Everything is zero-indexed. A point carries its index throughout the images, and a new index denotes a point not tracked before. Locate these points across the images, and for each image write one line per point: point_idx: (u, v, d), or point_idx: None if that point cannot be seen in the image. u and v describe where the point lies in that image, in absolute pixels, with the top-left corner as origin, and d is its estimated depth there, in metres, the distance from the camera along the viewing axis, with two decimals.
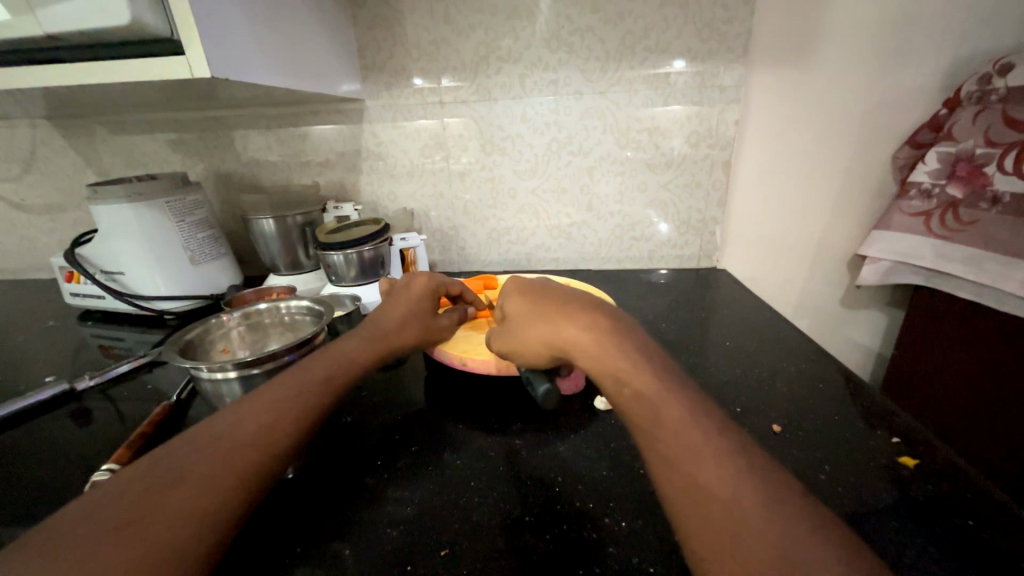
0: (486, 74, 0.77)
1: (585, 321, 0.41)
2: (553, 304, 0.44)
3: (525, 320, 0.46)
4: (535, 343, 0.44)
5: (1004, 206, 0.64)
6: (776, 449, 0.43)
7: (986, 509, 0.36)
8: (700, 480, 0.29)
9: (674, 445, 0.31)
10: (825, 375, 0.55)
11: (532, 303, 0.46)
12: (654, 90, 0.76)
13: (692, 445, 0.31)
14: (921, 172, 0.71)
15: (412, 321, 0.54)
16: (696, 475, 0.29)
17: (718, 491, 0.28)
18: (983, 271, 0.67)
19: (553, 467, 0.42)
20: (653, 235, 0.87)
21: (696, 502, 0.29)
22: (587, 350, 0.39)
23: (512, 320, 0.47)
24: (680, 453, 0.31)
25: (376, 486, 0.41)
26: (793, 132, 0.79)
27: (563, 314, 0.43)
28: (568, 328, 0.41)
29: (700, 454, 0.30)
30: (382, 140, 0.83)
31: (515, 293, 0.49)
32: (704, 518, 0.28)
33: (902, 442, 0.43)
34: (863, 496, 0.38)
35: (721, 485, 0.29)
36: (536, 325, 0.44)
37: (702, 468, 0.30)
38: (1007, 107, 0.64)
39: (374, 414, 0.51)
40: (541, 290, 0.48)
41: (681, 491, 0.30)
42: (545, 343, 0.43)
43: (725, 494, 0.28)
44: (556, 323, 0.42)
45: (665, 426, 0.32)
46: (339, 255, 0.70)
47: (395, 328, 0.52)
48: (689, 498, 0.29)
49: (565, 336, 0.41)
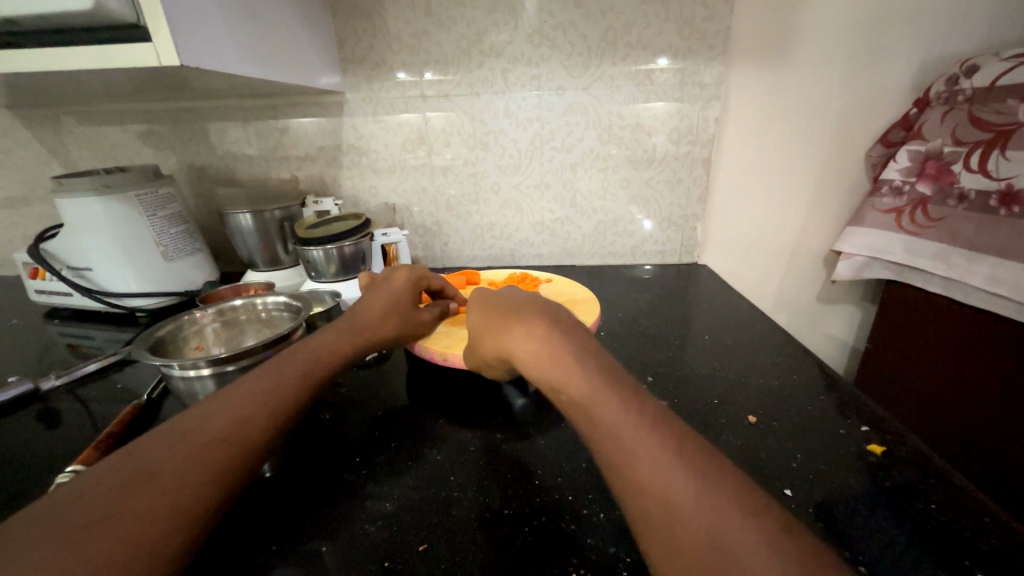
0: (469, 68, 0.77)
1: (522, 326, 0.41)
2: (497, 311, 0.45)
3: (477, 331, 0.46)
4: (490, 355, 0.45)
5: (969, 203, 0.67)
6: (752, 439, 0.44)
7: (947, 493, 0.38)
8: (641, 483, 0.29)
9: (625, 442, 0.31)
10: (801, 368, 0.56)
11: (483, 310, 0.47)
12: (637, 86, 0.77)
13: (628, 442, 0.31)
14: (892, 170, 0.74)
15: (397, 314, 0.54)
16: (637, 479, 0.30)
17: (653, 490, 0.29)
18: (950, 265, 0.69)
19: (532, 461, 0.42)
20: (636, 231, 0.88)
21: (640, 502, 0.29)
22: (523, 358, 0.39)
23: (468, 329, 0.48)
24: (619, 460, 0.31)
25: (356, 483, 0.40)
26: (771, 130, 0.80)
27: (501, 322, 0.43)
28: (508, 337, 0.41)
29: (637, 456, 0.30)
30: (362, 134, 0.82)
31: (472, 304, 0.50)
32: (648, 516, 0.28)
33: (871, 431, 0.45)
34: (833, 484, 0.39)
35: (656, 484, 0.29)
36: (485, 334, 0.45)
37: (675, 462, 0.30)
38: (973, 107, 0.65)
39: (355, 410, 0.51)
40: (494, 297, 0.47)
41: (623, 491, 0.30)
42: (495, 354, 0.44)
43: (660, 491, 0.28)
44: (495, 333, 0.43)
45: (605, 435, 0.32)
46: (318, 251, 0.69)
47: (379, 321, 0.52)
48: (635, 498, 0.29)
49: (506, 347, 0.41)
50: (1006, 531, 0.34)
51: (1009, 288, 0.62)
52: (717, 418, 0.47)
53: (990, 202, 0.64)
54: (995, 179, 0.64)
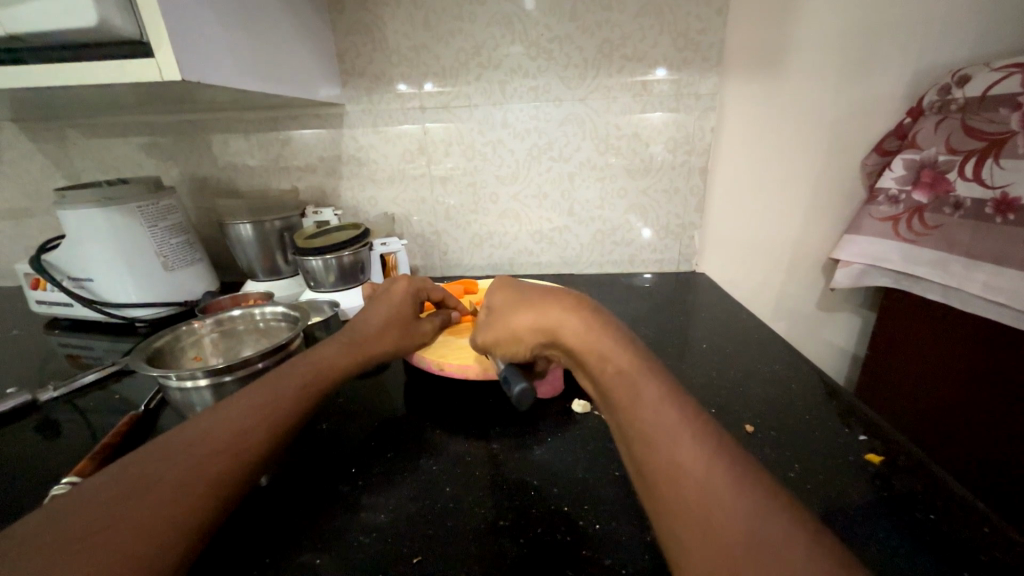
0: (467, 80, 0.78)
1: (573, 305, 0.42)
2: (540, 292, 0.46)
3: (511, 308, 0.46)
4: (523, 326, 0.43)
5: (965, 211, 0.67)
6: (751, 448, 0.44)
7: (946, 502, 0.37)
8: (679, 463, 0.30)
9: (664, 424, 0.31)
10: (800, 376, 0.56)
11: (518, 294, 0.47)
12: (633, 97, 0.77)
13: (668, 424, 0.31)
14: (888, 178, 0.74)
15: (394, 328, 0.53)
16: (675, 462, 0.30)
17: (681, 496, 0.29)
18: (948, 272, 0.69)
19: (528, 470, 0.42)
20: (634, 240, 0.88)
21: (673, 487, 0.29)
22: (577, 328, 0.40)
23: (497, 310, 0.47)
24: (649, 462, 0.31)
25: (351, 493, 0.40)
26: (768, 140, 0.81)
27: (549, 299, 0.43)
28: (558, 311, 0.41)
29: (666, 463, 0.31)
30: (362, 145, 0.83)
31: (499, 289, 0.50)
32: (678, 503, 0.29)
33: (870, 440, 0.45)
34: (832, 493, 0.38)
35: (695, 468, 0.29)
36: (522, 309, 0.44)
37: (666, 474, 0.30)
38: (966, 116, 0.66)
39: (351, 421, 0.50)
40: (527, 287, 0.49)
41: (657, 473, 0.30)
42: (530, 326, 0.43)
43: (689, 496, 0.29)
44: (541, 306, 0.43)
45: (645, 415, 0.33)
46: (318, 260, 0.69)
47: (376, 334, 0.52)
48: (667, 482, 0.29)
49: (554, 319, 0.41)
50: (1007, 542, 0.34)
51: (1008, 295, 0.62)
52: None
53: (985, 210, 0.65)
54: (990, 187, 0.64)
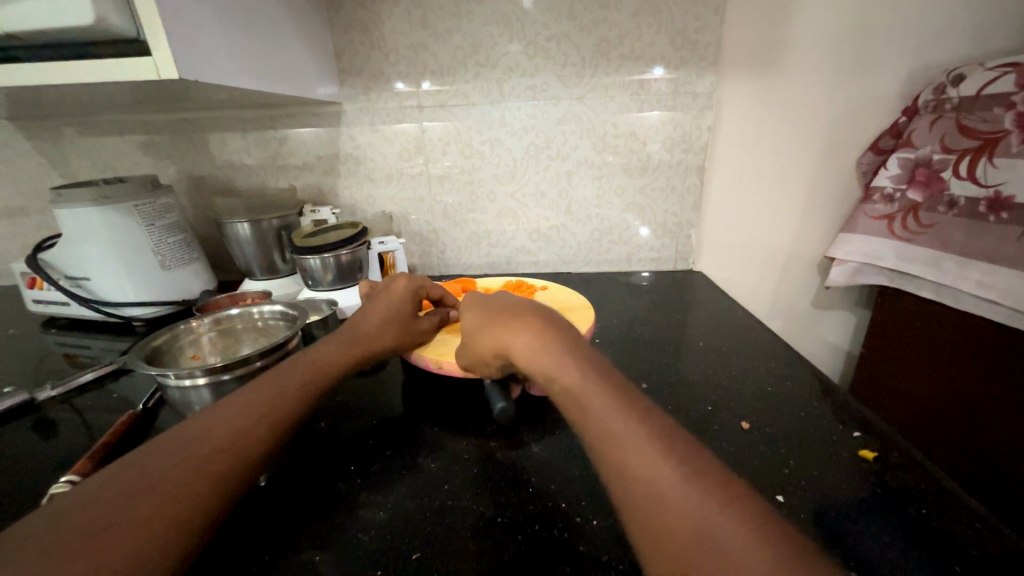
0: (464, 78, 0.78)
1: (530, 325, 0.41)
2: (502, 311, 0.45)
3: (475, 330, 0.46)
4: (485, 350, 0.45)
5: (959, 209, 0.67)
6: (746, 445, 0.44)
7: (938, 497, 0.38)
8: (642, 481, 0.29)
9: (626, 437, 0.31)
10: (796, 374, 0.56)
11: (484, 312, 0.47)
12: (631, 96, 0.78)
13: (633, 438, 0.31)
14: (883, 176, 0.74)
15: (394, 326, 0.53)
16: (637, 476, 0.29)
17: None
18: (942, 271, 0.69)
19: (525, 468, 0.42)
20: (632, 238, 0.89)
21: (638, 504, 0.29)
22: (527, 354, 0.39)
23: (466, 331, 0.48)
24: None
25: (351, 491, 0.41)
26: (764, 138, 0.81)
27: (507, 320, 0.43)
28: (511, 334, 0.41)
29: None
30: (360, 144, 0.83)
31: (469, 304, 0.50)
32: (642, 510, 0.28)
33: (864, 437, 0.45)
34: (825, 489, 0.39)
35: (658, 484, 0.29)
36: (480, 330, 0.45)
37: None
38: (961, 115, 0.67)
39: (349, 420, 0.51)
40: (495, 299, 0.48)
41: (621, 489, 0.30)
42: (489, 348, 0.44)
43: None
44: (496, 330, 0.43)
45: (607, 431, 0.32)
46: (316, 259, 0.69)
47: (376, 333, 0.52)
48: (632, 496, 0.29)
49: (507, 343, 0.41)
50: (996, 536, 0.34)
51: (1000, 293, 0.63)
52: (710, 424, 0.47)
53: (979, 208, 0.65)
54: (984, 186, 0.64)
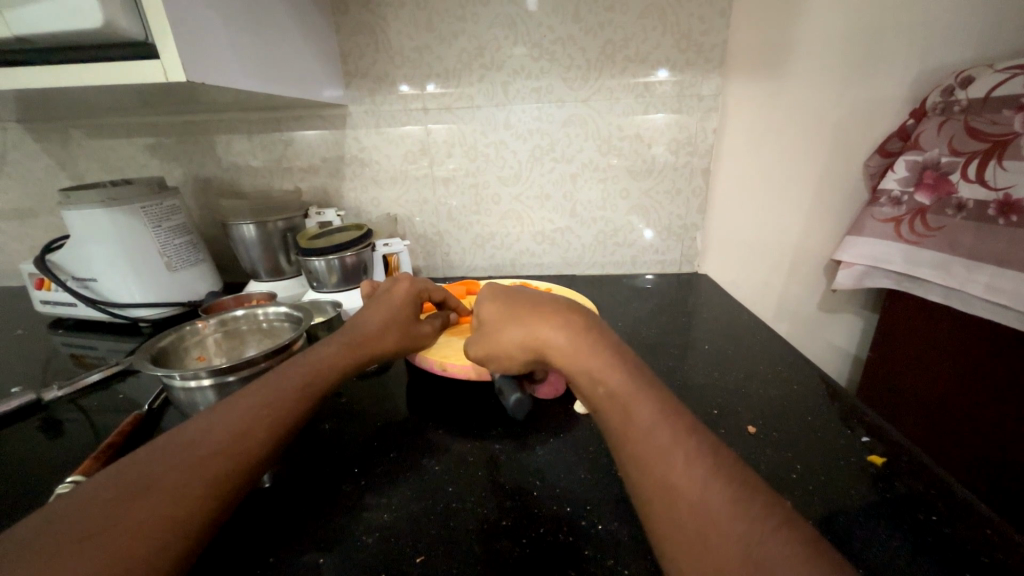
0: (469, 81, 0.78)
1: (564, 322, 0.41)
2: (533, 306, 0.45)
3: (502, 324, 0.45)
4: (511, 343, 0.43)
5: (968, 212, 0.67)
6: (753, 449, 0.44)
7: (950, 504, 0.37)
8: (671, 485, 0.30)
9: (651, 447, 0.31)
10: (804, 378, 0.56)
11: (510, 307, 0.46)
12: (636, 98, 0.78)
13: (661, 445, 0.31)
14: (891, 179, 0.74)
15: (392, 325, 0.53)
16: (665, 478, 0.30)
17: (686, 491, 0.29)
18: (950, 274, 0.69)
19: (529, 471, 0.42)
20: (636, 240, 0.88)
21: (666, 508, 0.29)
22: (566, 349, 0.39)
23: (488, 325, 0.47)
24: (651, 463, 0.31)
25: (353, 493, 0.41)
26: (770, 141, 0.81)
27: (542, 315, 0.43)
28: (549, 331, 0.41)
29: (669, 459, 0.31)
30: (365, 146, 0.83)
31: (490, 298, 0.49)
32: (670, 515, 0.29)
33: (873, 441, 0.45)
34: (834, 495, 0.38)
35: (687, 492, 0.29)
36: (516, 326, 0.44)
37: (671, 472, 0.30)
38: (970, 118, 0.66)
39: (353, 422, 0.51)
40: (519, 294, 0.48)
41: (648, 493, 0.31)
42: (523, 342, 0.43)
43: (694, 494, 0.29)
44: (531, 325, 0.43)
45: (636, 437, 0.33)
46: (321, 261, 0.69)
47: (375, 331, 0.52)
48: (658, 501, 0.30)
49: (545, 339, 0.41)
50: (1008, 543, 0.34)
51: (1009, 296, 0.62)
52: (716, 428, 0.47)
53: (988, 211, 0.65)
54: (993, 188, 0.64)
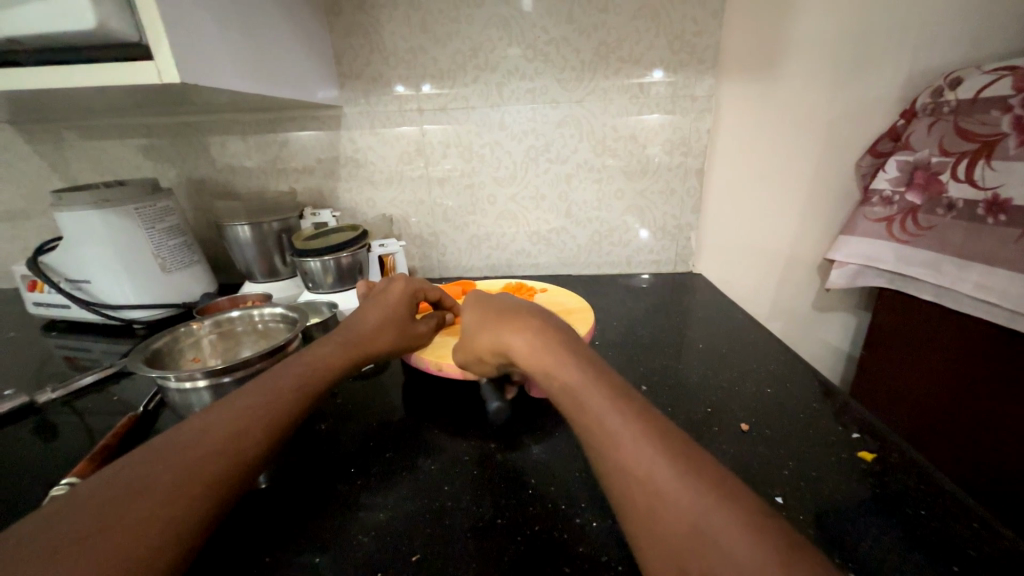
0: (464, 82, 0.78)
1: (524, 326, 0.41)
2: (496, 312, 0.45)
3: (471, 330, 0.46)
4: (480, 348, 0.45)
5: (958, 212, 0.67)
6: (746, 447, 0.44)
7: (938, 499, 0.38)
8: (639, 476, 0.30)
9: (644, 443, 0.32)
10: (796, 376, 0.56)
11: (480, 313, 0.47)
12: (630, 99, 0.78)
13: None
14: (882, 179, 0.75)
15: (390, 325, 0.54)
16: (631, 471, 0.30)
17: (650, 484, 0.29)
18: (941, 273, 0.69)
19: (526, 470, 0.42)
20: (631, 241, 0.89)
21: (635, 498, 0.29)
22: (521, 352, 0.40)
23: (463, 332, 0.48)
24: None
25: (350, 492, 0.41)
26: (763, 141, 0.81)
27: (502, 320, 0.43)
28: (506, 335, 0.41)
29: None
30: (359, 147, 0.83)
31: (467, 305, 0.50)
32: (637, 507, 0.29)
33: (863, 438, 0.45)
34: (824, 491, 0.39)
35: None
36: (481, 331, 0.45)
37: (637, 465, 0.30)
38: (959, 118, 0.67)
39: (349, 422, 0.51)
40: (492, 301, 0.48)
41: (617, 486, 0.30)
42: (489, 348, 0.43)
43: (659, 485, 0.29)
44: (492, 329, 0.43)
45: (602, 429, 0.32)
46: (316, 262, 0.69)
47: (372, 332, 0.52)
48: (628, 489, 0.30)
49: (503, 343, 0.41)
50: (995, 537, 0.34)
51: (998, 295, 0.63)
52: (710, 426, 0.48)
53: (978, 210, 0.65)
54: (982, 188, 0.64)
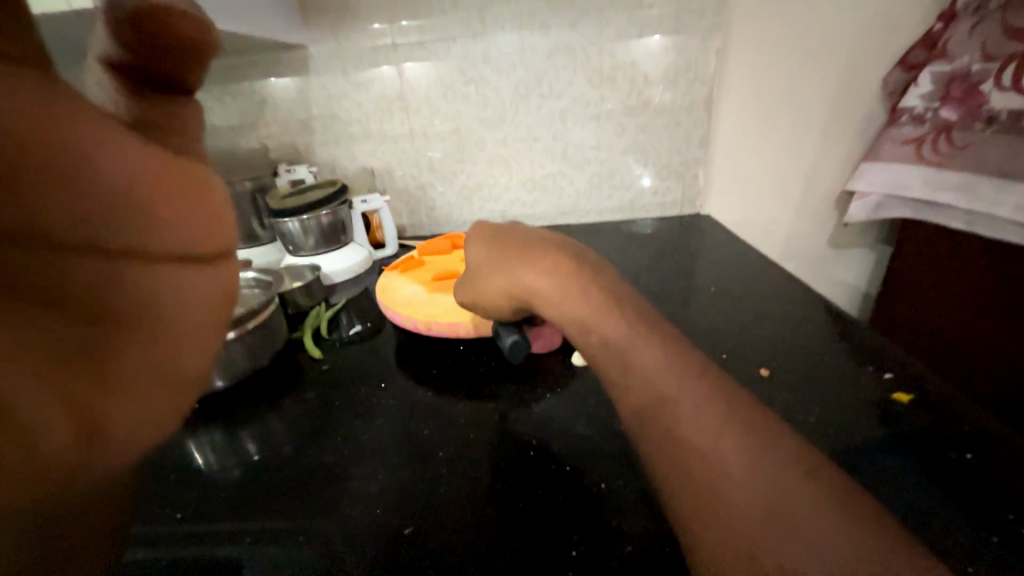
0: (442, 9, 0.70)
1: (550, 264, 0.36)
2: (516, 247, 0.40)
3: (484, 269, 0.41)
4: (493, 291, 0.40)
5: (999, 125, 0.59)
6: (769, 395, 0.41)
7: (978, 435, 0.35)
8: (679, 430, 0.27)
9: (671, 391, 0.28)
10: (813, 315, 0.52)
11: (495, 247, 0.41)
12: (629, 19, 0.70)
13: (667, 393, 0.28)
14: (913, 95, 0.67)
15: (93, 122, 0.12)
16: (676, 427, 0.27)
17: (698, 441, 0.26)
18: (974, 196, 0.62)
19: (529, 428, 0.39)
20: (634, 183, 0.82)
21: (676, 454, 0.26)
22: (550, 295, 0.35)
23: (472, 269, 0.43)
24: (659, 410, 0.28)
25: (336, 463, 0.38)
26: (778, 61, 0.73)
27: (524, 258, 0.38)
28: (531, 275, 0.37)
29: (678, 403, 0.28)
30: (331, 94, 0.75)
31: (476, 238, 0.44)
32: (677, 469, 0.26)
33: (895, 379, 0.41)
34: (851, 436, 0.36)
35: (702, 436, 0.26)
36: (498, 271, 0.40)
37: (681, 419, 0.27)
38: (1007, 15, 0.58)
39: (334, 389, 0.47)
40: (505, 233, 0.43)
41: (655, 442, 0.27)
42: (506, 291, 0.39)
43: (705, 444, 0.26)
44: (512, 269, 0.38)
45: (640, 382, 0.29)
46: (294, 223, 0.64)
47: (163, 178, 0.14)
48: (665, 449, 0.27)
49: (527, 285, 0.37)
50: None
51: None
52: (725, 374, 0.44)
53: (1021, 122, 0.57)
54: None
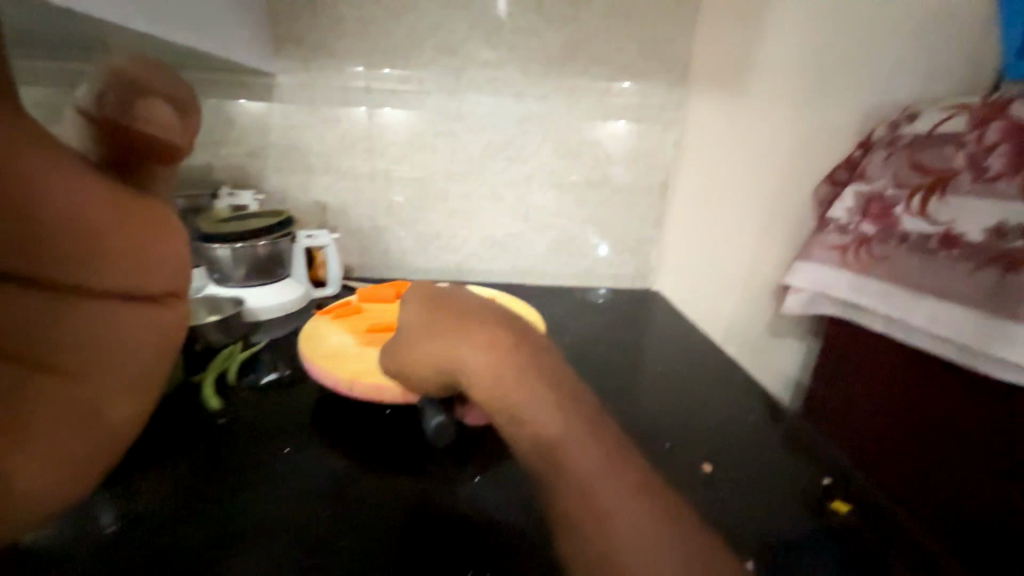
0: (421, 63, 0.72)
1: (486, 338, 0.32)
2: (453, 313, 0.35)
3: (417, 334, 0.37)
4: (423, 361, 0.35)
5: (912, 243, 0.66)
6: (711, 496, 0.38)
7: (911, 555, 0.34)
8: (616, 549, 0.24)
9: (609, 494, 0.25)
10: (753, 406, 0.52)
11: (431, 311, 0.37)
12: (598, 101, 0.75)
13: (604, 497, 0.25)
14: (839, 207, 0.74)
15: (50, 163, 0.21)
16: (608, 542, 0.24)
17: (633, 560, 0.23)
18: (892, 304, 0.68)
19: (449, 517, 0.35)
20: (591, 253, 0.84)
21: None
22: (481, 375, 0.31)
23: (405, 333, 0.38)
24: (591, 516, 0.25)
25: (204, 552, 0.31)
26: (727, 158, 0.80)
27: (460, 327, 0.34)
28: (463, 348, 0.32)
29: (613, 512, 0.25)
30: (295, 124, 0.73)
31: (416, 297, 0.40)
32: None
33: (833, 484, 0.40)
34: (786, 547, 0.34)
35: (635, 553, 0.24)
36: (429, 339, 0.35)
37: (619, 533, 0.24)
38: (913, 152, 0.68)
39: (227, 451, 0.40)
40: (448, 295, 0.38)
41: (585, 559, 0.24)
42: (436, 363, 0.34)
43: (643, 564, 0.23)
44: (444, 339, 0.34)
45: (572, 482, 0.26)
46: (225, 249, 0.59)
47: (116, 221, 0.23)
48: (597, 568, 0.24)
49: (457, 359, 0.32)
50: None
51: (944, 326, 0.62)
52: (668, 465, 0.41)
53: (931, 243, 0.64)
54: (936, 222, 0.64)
